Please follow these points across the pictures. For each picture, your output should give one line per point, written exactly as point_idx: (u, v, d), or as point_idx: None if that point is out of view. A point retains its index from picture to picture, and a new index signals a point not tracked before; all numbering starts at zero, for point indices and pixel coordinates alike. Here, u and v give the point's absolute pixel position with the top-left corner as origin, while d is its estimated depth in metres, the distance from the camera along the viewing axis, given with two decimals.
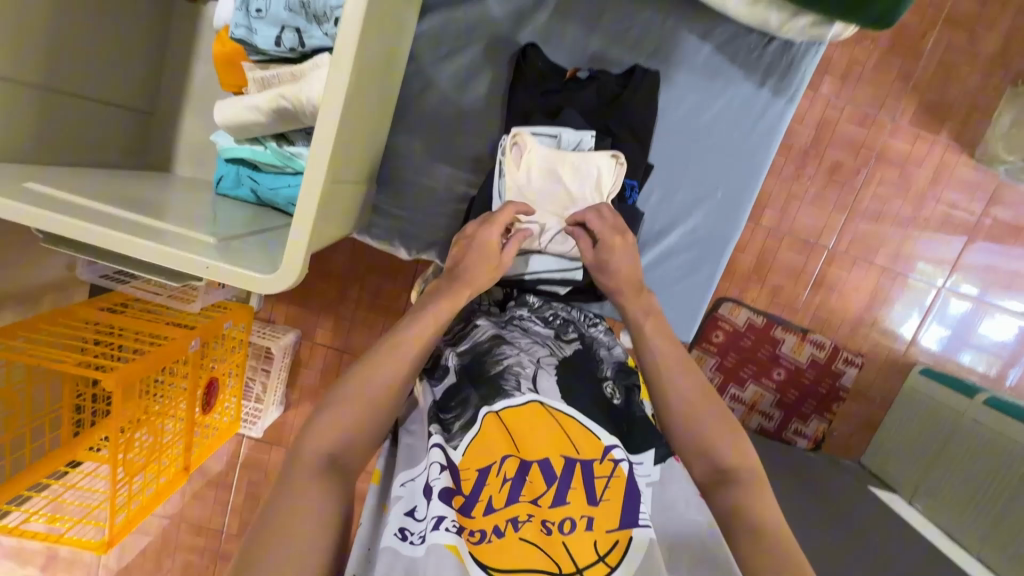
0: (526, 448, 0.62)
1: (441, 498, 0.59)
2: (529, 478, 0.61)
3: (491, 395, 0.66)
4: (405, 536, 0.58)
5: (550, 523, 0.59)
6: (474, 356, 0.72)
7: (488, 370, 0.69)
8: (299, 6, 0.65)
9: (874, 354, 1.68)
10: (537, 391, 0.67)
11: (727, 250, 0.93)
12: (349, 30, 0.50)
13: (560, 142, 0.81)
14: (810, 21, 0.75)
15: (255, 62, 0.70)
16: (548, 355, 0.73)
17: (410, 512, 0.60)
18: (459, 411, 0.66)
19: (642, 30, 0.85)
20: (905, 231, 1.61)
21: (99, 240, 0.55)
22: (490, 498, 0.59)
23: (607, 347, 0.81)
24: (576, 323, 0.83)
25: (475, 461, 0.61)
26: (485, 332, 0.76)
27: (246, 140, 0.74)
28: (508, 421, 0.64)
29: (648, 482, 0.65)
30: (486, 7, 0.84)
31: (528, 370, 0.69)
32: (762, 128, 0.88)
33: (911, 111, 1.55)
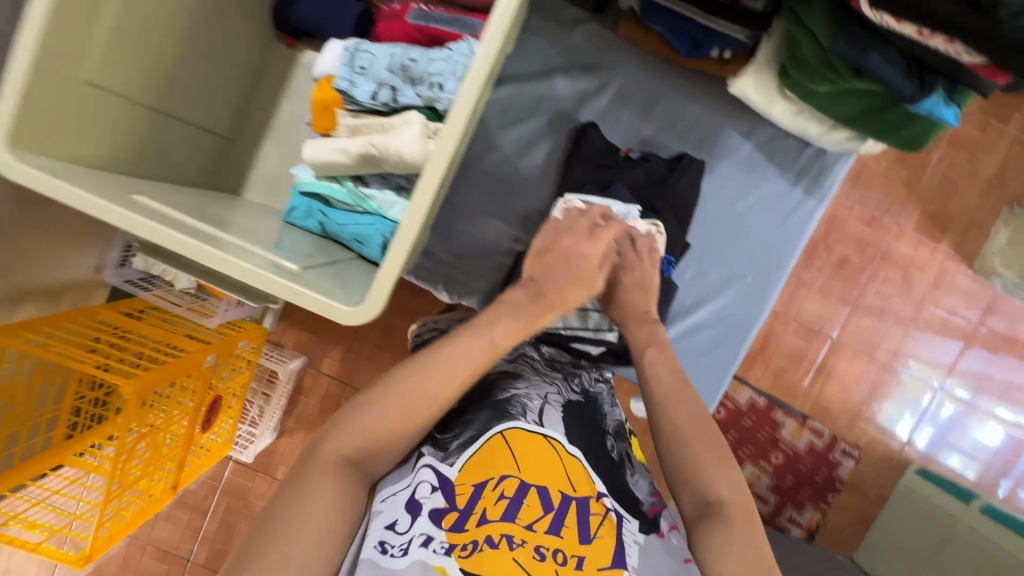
0: (528, 470, 0.63)
1: (431, 517, 0.60)
2: (527, 502, 0.62)
3: (495, 417, 0.68)
4: (385, 549, 0.57)
5: (544, 549, 0.60)
6: (482, 383, 0.75)
7: (496, 395, 0.71)
8: (399, 69, 0.73)
9: (871, 448, 1.69)
10: (542, 424, 0.69)
11: (751, 331, 0.98)
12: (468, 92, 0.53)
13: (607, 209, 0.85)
14: (846, 135, 0.84)
15: (348, 110, 0.77)
16: (556, 394, 0.76)
17: (391, 525, 0.59)
18: (458, 431, 0.68)
19: (691, 122, 0.94)
20: (905, 330, 1.68)
21: (185, 249, 0.59)
22: (485, 510, 0.61)
23: (609, 407, 0.83)
24: (582, 378, 0.85)
25: (471, 475, 0.63)
26: (495, 367, 0.79)
27: (324, 178, 0.80)
28: (512, 442, 0.65)
29: (636, 541, 0.64)
30: (553, 86, 0.93)
31: (535, 403, 0.71)
32: (794, 222, 0.96)
33: (915, 219, 1.66)
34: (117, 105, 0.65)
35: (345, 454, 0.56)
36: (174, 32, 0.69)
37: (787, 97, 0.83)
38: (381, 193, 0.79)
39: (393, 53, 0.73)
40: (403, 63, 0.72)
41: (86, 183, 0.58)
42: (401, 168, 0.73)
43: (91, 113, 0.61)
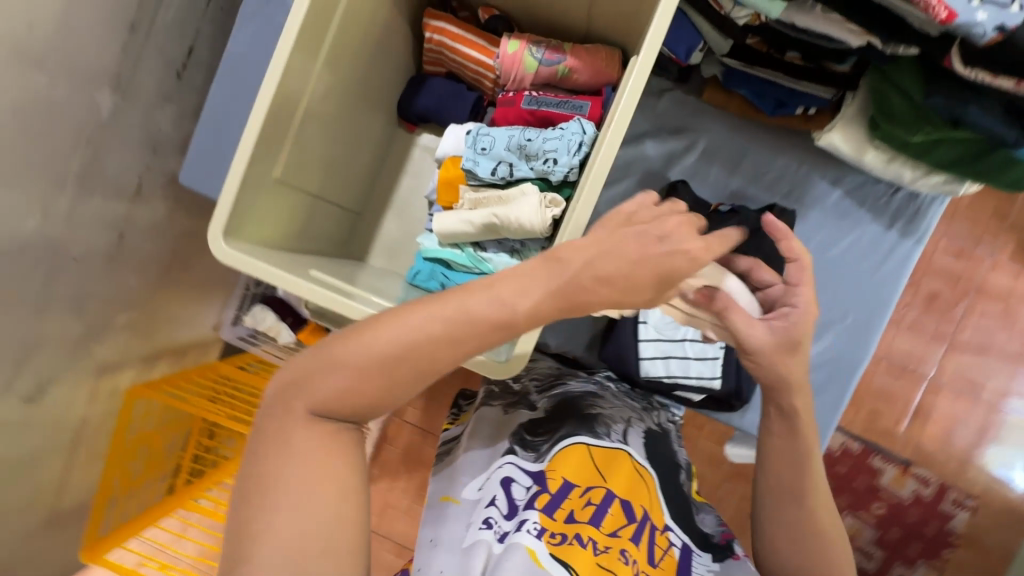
0: (613, 480, 0.68)
1: (525, 504, 0.64)
2: (611, 511, 0.65)
3: (583, 428, 0.73)
4: (490, 525, 0.62)
5: (627, 553, 0.62)
6: (565, 399, 0.81)
7: (584, 410, 0.77)
8: (517, 147, 0.83)
9: (990, 498, 1.65)
10: (626, 442, 0.74)
11: (857, 374, 0.98)
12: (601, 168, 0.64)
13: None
14: (942, 178, 0.86)
15: (470, 186, 0.87)
16: (636, 419, 0.81)
17: (491, 503, 0.65)
18: (547, 434, 0.73)
19: (778, 174, 0.99)
20: (1015, 364, 1.65)
21: (332, 308, 0.68)
22: (572, 510, 0.64)
23: (678, 444, 0.86)
24: (657, 414, 0.90)
25: (561, 470, 0.67)
26: (576, 388, 0.85)
27: (448, 244, 0.89)
28: (597, 455, 0.70)
29: (708, 571, 0.67)
30: (643, 149, 1.01)
31: (619, 425, 0.77)
32: (891, 263, 0.97)
33: (1010, 249, 1.65)
34: (289, 195, 0.78)
35: (318, 408, 0.53)
36: (331, 133, 0.84)
37: (878, 146, 0.87)
38: (496, 256, 0.88)
39: (511, 135, 0.83)
40: (520, 143, 0.82)
41: (276, 262, 0.70)
42: (518, 234, 0.82)
43: (272, 204, 0.75)
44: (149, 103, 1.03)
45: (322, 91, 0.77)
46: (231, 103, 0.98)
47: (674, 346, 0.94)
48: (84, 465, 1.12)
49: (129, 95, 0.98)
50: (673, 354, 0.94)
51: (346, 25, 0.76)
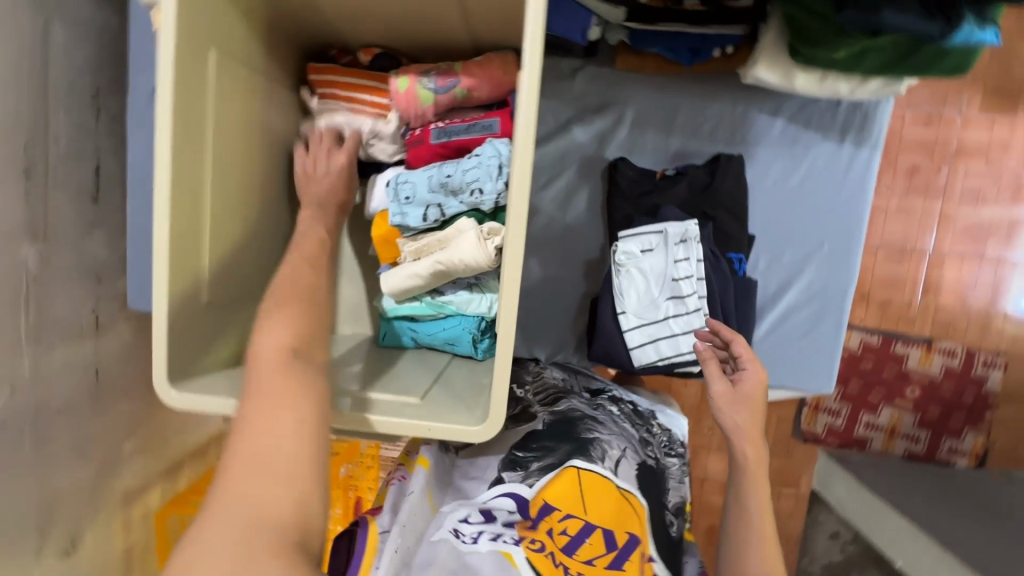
0: (597, 512, 0.67)
1: (505, 523, 0.67)
2: (589, 539, 0.66)
3: (577, 452, 0.72)
4: (458, 534, 0.64)
5: None
6: (566, 417, 0.80)
7: (580, 433, 0.75)
8: (439, 186, 0.79)
9: (1015, 349, 1.78)
10: (617, 474, 0.72)
11: (847, 298, 0.95)
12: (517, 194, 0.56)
13: (668, 235, 0.89)
14: (881, 82, 0.81)
15: (406, 237, 0.84)
16: (632, 452, 0.79)
17: (465, 519, 0.66)
18: (540, 455, 0.73)
19: (715, 121, 0.94)
20: (1008, 211, 1.74)
21: None
22: (550, 529, 0.66)
23: (677, 482, 0.84)
24: (654, 447, 0.86)
25: (548, 491, 0.68)
26: (576, 409, 0.83)
27: (405, 300, 0.87)
28: (587, 479, 0.69)
29: None
30: (572, 136, 0.96)
31: (614, 453, 0.75)
32: (853, 177, 0.93)
33: (977, 99, 1.72)
34: (228, 308, 0.75)
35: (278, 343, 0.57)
36: (254, 224, 0.79)
37: (806, 69, 0.82)
38: (456, 295, 0.84)
39: (430, 175, 0.80)
40: (441, 180, 0.78)
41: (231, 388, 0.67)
42: (469, 272, 0.80)
43: (211, 325, 0.71)
44: (76, 236, 0.94)
45: (226, 184, 0.72)
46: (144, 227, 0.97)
47: (659, 327, 0.89)
48: None
49: (53, 240, 0.88)
50: (660, 335, 0.89)
51: (224, 110, 0.70)
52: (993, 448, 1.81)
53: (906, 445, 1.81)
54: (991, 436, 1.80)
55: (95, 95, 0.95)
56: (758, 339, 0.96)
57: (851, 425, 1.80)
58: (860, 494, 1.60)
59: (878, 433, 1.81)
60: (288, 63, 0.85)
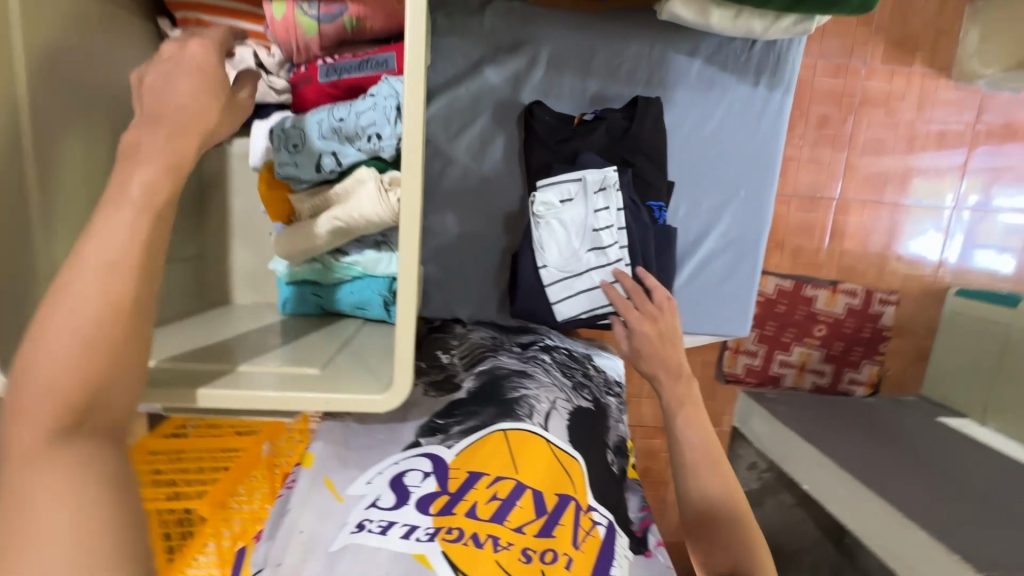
0: (525, 472, 0.63)
1: (418, 505, 0.59)
2: (520, 502, 0.61)
3: (501, 415, 0.69)
4: (365, 527, 0.58)
5: (530, 550, 0.58)
6: (491, 379, 0.76)
7: (505, 393, 0.72)
8: (331, 132, 0.70)
9: (907, 287, 1.95)
10: (546, 427, 0.69)
11: (761, 243, 0.97)
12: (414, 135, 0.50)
13: (586, 183, 0.85)
14: (793, 20, 0.80)
15: (300, 191, 0.75)
16: (565, 400, 0.75)
17: (374, 503, 0.60)
18: (462, 418, 0.69)
19: (633, 63, 0.90)
20: (905, 159, 1.87)
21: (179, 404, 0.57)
22: (474, 503, 0.60)
23: (616, 421, 0.80)
24: (591, 388, 0.82)
25: (467, 462, 0.64)
26: (506, 365, 0.79)
27: (305, 263, 0.79)
28: (513, 439, 0.66)
29: (625, 555, 0.62)
30: (484, 78, 0.89)
31: (542, 405, 0.72)
32: (767, 122, 0.92)
33: (881, 51, 1.79)
34: None
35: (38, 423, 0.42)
36: (104, 181, 0.67)
37: (721, 5, 0.79)
38: (362, 255, 0.77)
39: (320, 120, 0.70)
40: (332, 126, 0.69)
41: None
42: (372, 229, 0.72)
43: None
44: None
45: (54, 130, 0.59)
46: None
47: (579, 280, 0.87)
48: None
49: None
50: (580, 287, 0.87)
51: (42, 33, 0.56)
52: (886, 376, 2.00)
53: (814, 379, 1.96)
54: (884, 366, 1.99)
55: None
56: (677, 288, 0.96)
57: (766, 364, 1.93)
58: (773, 427, 1.74)
59: (790, 369, 1.95)
60: None
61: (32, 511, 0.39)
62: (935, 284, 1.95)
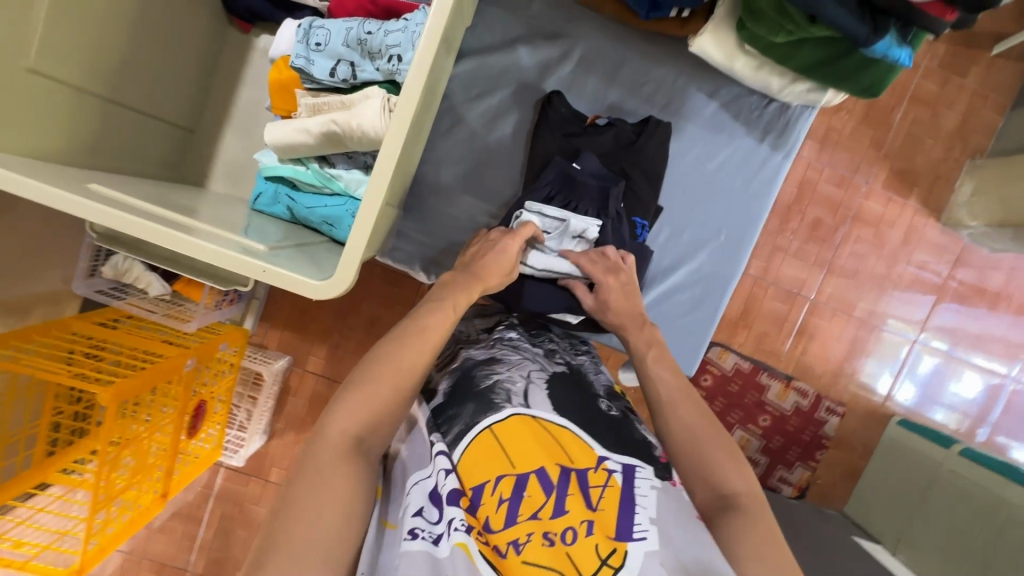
0: (520, 462, 0.61)
1: (449, 501, 0.58)
2: (527, 493, 0.59)
3: (483, 411, 0.66)
4: (417, 534, 0.56)
5: (551, 534, 0.57)
6: (463, 374, 0.74)
7: (478, 385, 0.70)
8: (356, 43, 0.71)
9: (854, 404, 2.00)
10: (529, 405, 0.68)
11: (727, 290, 0.99)
12: (424, 58, 0.55)
13: (568, 226, 0.86)
14: (807, 87, 0.85)
15: (307, 90, 0.76)
16: (539, 371, 0.75)
17: (419, 513, 0.58)
18: (449, 426, 0.67)
19: (656, 86, 0.94)
20: (881, 284, 1.95)
21: (136, 235, 0.58)
22: (489, 518, 0.58)
23: (595, 373, 0.83)
24: (562, 353, 0.85)
25: (473, 473, 0.61)
26: (479, 356, 0.78)
27: (288, 160, 0.78)
28: (501, 434, 0.63)
29: (652, 486, 0.62)
30: (516, 56, 0.92)
31: (518, 386, 0.70)
32: (761, 179, 0.97)
33: (883, 177, 1.90)
34: (66, 94, 0.63)
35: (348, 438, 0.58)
36: (124, 15, 0.67)
37: (748, 51, 0.83)
38: (347, 172, 0.78)
39: (349, 27, 0.72)
40: (359, 37, 0.71)
41: (39, 172, 0.57)
42: (364, 145, 0.73)
43: (34, 102, 0.59)
44: None
45: None
46: None
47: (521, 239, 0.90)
48: None
49: None
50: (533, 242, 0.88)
51: None
52: (814, 484, 2.02)
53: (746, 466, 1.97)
54: (815, 473, 2.01)
55: None
56: None
57: None
58: None
59: None
60: None
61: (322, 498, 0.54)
62: (881, 409, 2.00)
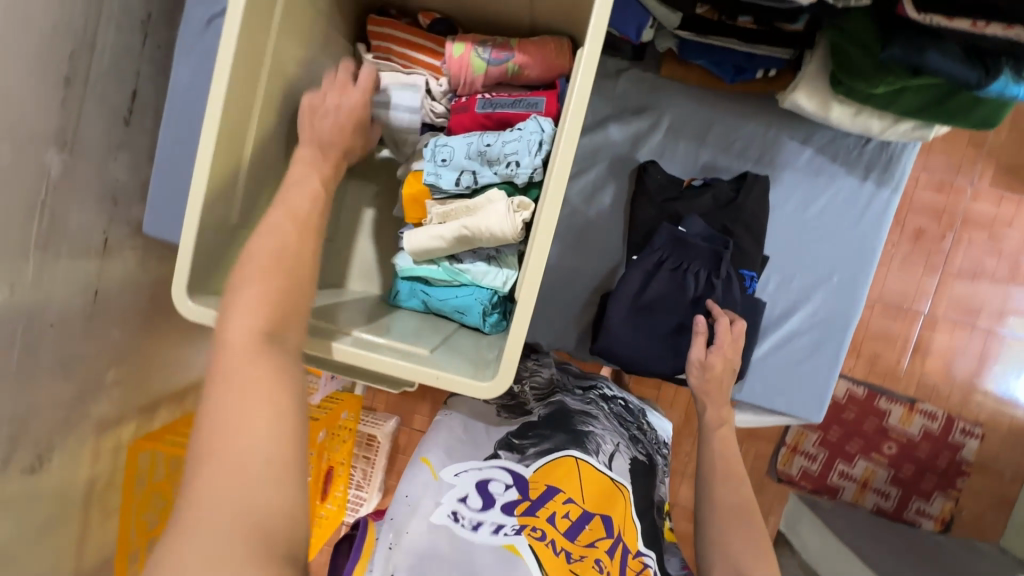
0: (592, 501, 0.72)
1: (503, 508, 0.68)
2: (589, 526, 0.70)
3: (573, 444, 0.77)
4: (458, 518, 0.67)
5: (599, 563, 0.67)
6: (561, 412, 0.83)
7: (575, 424, 0.80)
8: (477, 154, 0.80)
9: (994, 423, 1.81)
10: (611, 467, 0.77)
11: (848, 332, 0.97)
12: (560, 171, 0.60)
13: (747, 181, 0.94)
14: (912, 125, 0.85)
15: (435, 200, 0.85)
16: (624, 445, 0.83)
17: (464, 499, 0.69)
18: (535, 440, 0.77)
19: (747, 141, 0.97)
20: (1004, 288, 1.80)
21: (316, 350, 0.67)
22: (552, 518, 0.69)
23: (661, 481, 0.86)
24: (645, 444, 0.88)
25: (545, 480, 0.72)
26: (574, 404, 0.86)
27: (422, 262, 0.88)
28: (584, 471, 0.74)
29: None
30: (607, 134, 0.99)
31: (608, 446, 0.80)
32: (870, 216, 0.96)
33: (990, 175, 1.77)
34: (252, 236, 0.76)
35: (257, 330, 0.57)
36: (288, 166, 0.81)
37: (843, 101, 0.84)
38: (474, 265, 0.86)
39: (470, 142, 0.81)
40: (479, 149, 0.80)
41: None
42: (493, 242, 0.81)
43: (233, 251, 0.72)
44: (101, 155, 1.03)
45: (271, 122, 0.74)
46: (176, 155, 1.04)
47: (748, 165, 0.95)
48: (99, 525, 1.22)
49: (76, 150, 0.97)
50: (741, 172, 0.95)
51: (279, 53, 0.73)
52: (959, 515, 1.84)
53: (875, 499, 1.84)
54: (959, 504, 1.83)
55: (145, 19, 1.07)
56: (757, 358, 0.98)
57: (824, 471, 1.85)
58: (825, 538, 1.64)
59: (849, 482, 1.84)
60: (345, 16, 0.88)
61: (256, 386, 0.55)
62: None
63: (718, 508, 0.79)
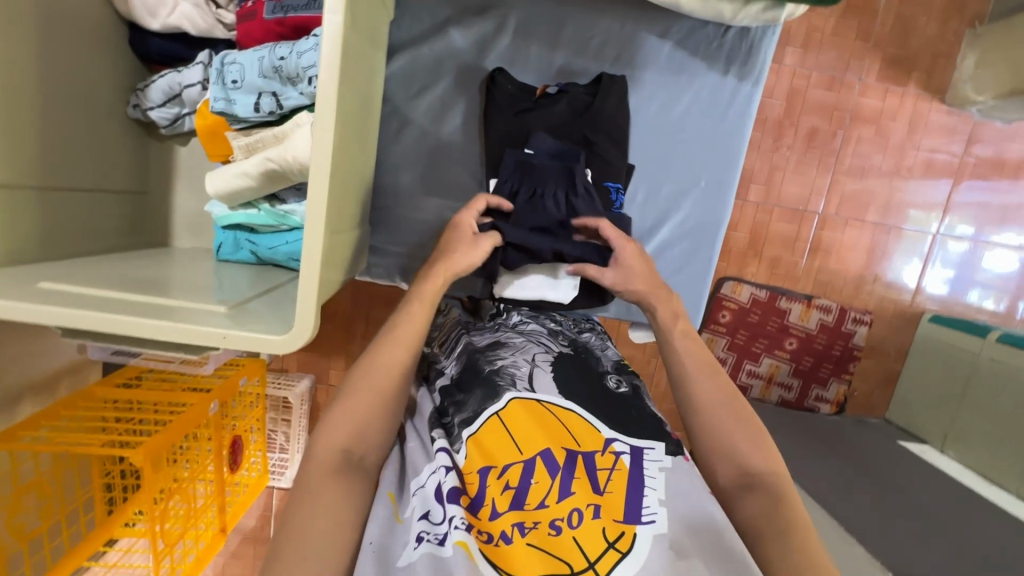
0: (526, 448, 0.66)
1: (449, 498, 0.64)
2: (535, 479, 0.64)
3: (489, 398, 0.70)
4: (427, 538, 0.61)
5: (558, 521, 0.61)
6: (470, 356, 0.78)
7: (484, 368, 0.74)
8: (272, 71, 0.68)
9: (882, 308, 1.94)
10: (534, 389, 0.71)
11: (718, 236, 0.95)
12: (328, 79, 0.53)
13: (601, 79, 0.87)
14: (762, 6, 0.78)
15: (237, 130, 0.72)
16: (543, 353, 0.78)
17: (426, 516, 0.62)
18: (456, 411, 0.72)
19: (603, 38, 0.88)
20: (890, 181, 1.85)
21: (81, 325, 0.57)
22: (495, 502, 0.63)
23: (602, 349, 0.87)
24: (566, 331, 0.88)
25: (476, 463, 0.66)
26: (484, 339, 0.82)
27: (239, 206, 0.76)
28: (507, 419, 0.68)
29: (660, 467, 0.67)
30: (449, 40, 0.86)
31: (523, 370, 0.74)
32: (734, 112, 0.91)
33: (876, 68, 1.78)
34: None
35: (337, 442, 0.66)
36: (29, 97, 0.64)
37: None
38: (300, 205, 0.76)
39: (261, 56, 0.68)
40: (273, 64, 0.67)
41: None
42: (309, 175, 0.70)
43: None
44: None
45: None
46: None
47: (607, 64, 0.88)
48: None
49: None
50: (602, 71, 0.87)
51: None
52: (852, 396, 1.99)
53: (780, 393, 1.93)
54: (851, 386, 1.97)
55: None
56: None
57: (734, 372, 1.93)
58: None
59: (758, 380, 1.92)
60: None
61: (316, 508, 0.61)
62: (910, 308, 1.94)
63: (699, 403, 0.75)
